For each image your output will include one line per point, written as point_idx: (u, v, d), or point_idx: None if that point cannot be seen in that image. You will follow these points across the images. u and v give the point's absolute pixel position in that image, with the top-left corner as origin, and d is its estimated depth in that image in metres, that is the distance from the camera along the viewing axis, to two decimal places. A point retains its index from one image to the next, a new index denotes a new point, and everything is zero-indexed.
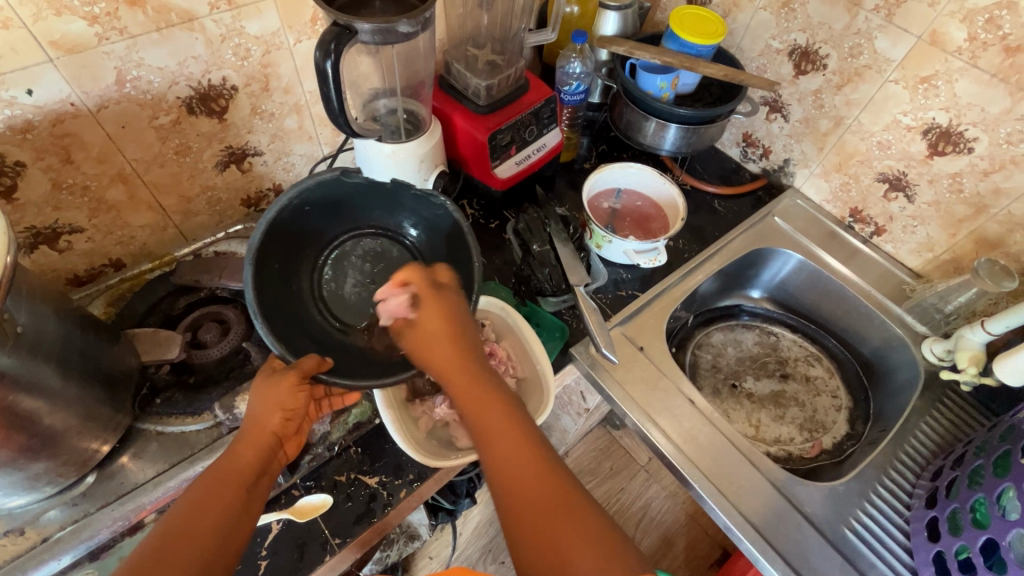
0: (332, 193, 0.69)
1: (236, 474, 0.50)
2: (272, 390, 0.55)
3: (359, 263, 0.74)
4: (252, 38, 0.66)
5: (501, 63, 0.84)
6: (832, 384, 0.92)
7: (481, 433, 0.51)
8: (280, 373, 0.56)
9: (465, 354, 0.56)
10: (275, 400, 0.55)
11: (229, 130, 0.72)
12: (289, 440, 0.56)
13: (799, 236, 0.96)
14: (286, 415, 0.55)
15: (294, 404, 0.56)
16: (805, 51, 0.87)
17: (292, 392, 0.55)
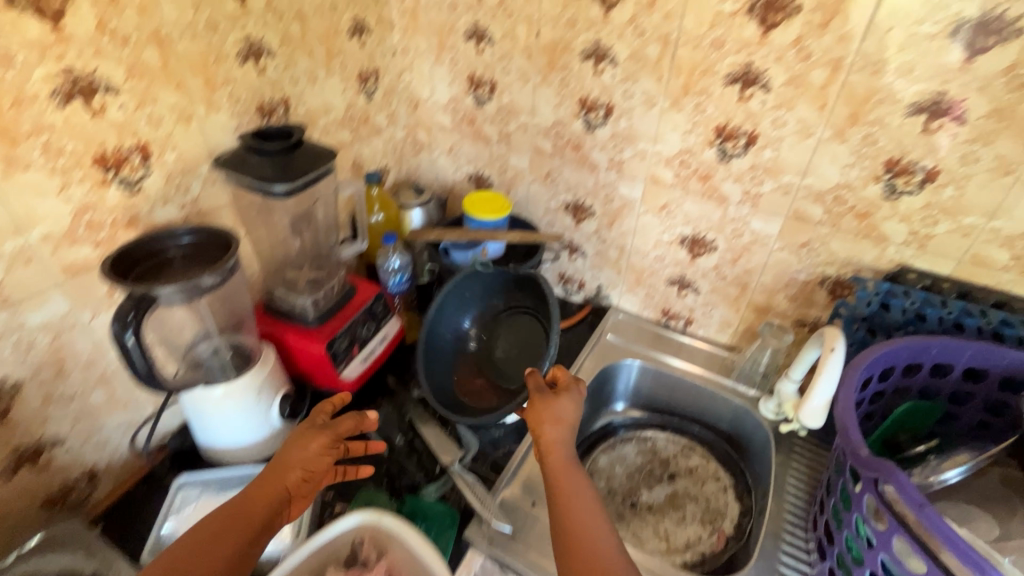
0: (481, 283, 0.99)
1: (249, 516, 0.58)
2: (303, 444, 0.64)
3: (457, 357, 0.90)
4: (37, 328, 0.62)
5: (323, 278, 0.90)
6: (712, 467, 0.98)
7: (556, 496, 0.62)
8: (319, 431, 0.66)
9: (563, 444, 0.67)
10: (305, 456, 0.64)
11: (16, 430, 0.63)
12: (298, 501, 0.63)
13: (632, 345, 1.09)
14: (306, 474, 0.63)
15: (315, 466, 0.64)
16: (576, 205, 1.08)
17: (320, 452, 0.65)
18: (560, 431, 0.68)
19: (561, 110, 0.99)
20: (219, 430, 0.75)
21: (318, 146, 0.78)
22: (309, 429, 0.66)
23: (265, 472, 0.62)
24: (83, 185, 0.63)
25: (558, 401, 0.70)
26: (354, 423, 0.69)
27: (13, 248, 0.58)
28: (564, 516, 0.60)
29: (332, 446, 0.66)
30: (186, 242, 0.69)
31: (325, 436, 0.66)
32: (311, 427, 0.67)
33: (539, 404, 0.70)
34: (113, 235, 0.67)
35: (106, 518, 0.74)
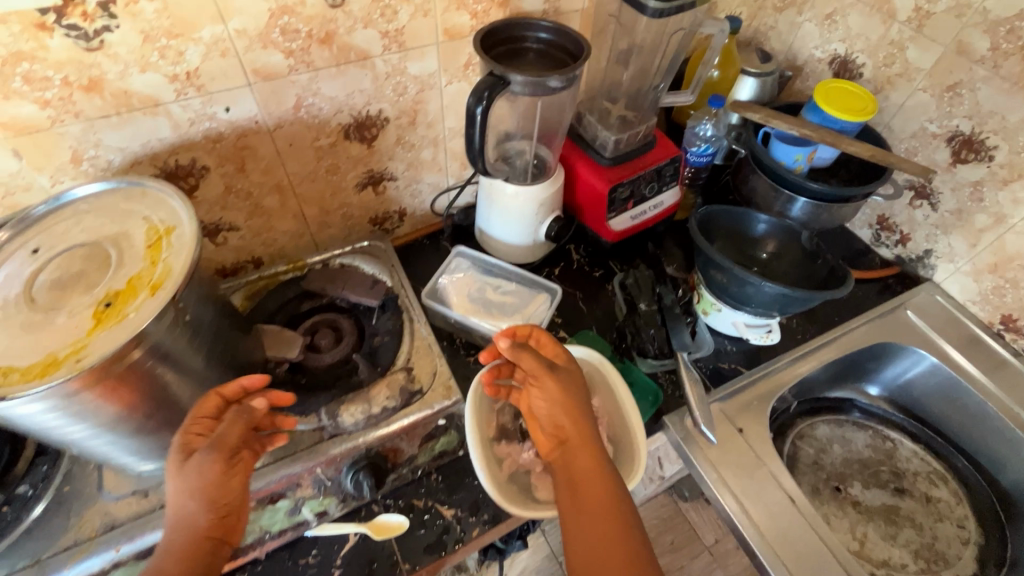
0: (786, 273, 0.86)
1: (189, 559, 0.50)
2: (198, 472, 0.50)
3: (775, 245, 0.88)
4: (411, 77, 0.72)
5: (632, 119, 0.85)
6: (959, 511, 0.80)
7: (570, 507, 0.56)
8: (208, 454, 0.51)
9: (586, 440, 0.59)
10: (200, 486, 0.50)
11: (374, 156, 0.78)
12: (230, 532, 0.53)
13: (933, 334, 0.87)
14: (222, 505, 0.52)
15: (227, 497, 0.52)
16: (969, 139, 0.80)
17: (225, 475, 0.52)
18: (575, 422, 0.60)
19: None
20: (496, 221, 0.84)
21: None
22: (194, 459, 0.50)
23: (173, 543, 0.50)
24: None
25: (570, 380, 0.62)
26: (248, 423, 0.55)
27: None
28: (580, 515, 0.54)
29: (233, 460, 0.53)
30: (544, 37, 0.69)
31: (224, 457, 0.52)
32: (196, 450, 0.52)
33: (547, 382, 0.62)
34: (487, 11, 0.70)
35: (402, 251, 0.91)
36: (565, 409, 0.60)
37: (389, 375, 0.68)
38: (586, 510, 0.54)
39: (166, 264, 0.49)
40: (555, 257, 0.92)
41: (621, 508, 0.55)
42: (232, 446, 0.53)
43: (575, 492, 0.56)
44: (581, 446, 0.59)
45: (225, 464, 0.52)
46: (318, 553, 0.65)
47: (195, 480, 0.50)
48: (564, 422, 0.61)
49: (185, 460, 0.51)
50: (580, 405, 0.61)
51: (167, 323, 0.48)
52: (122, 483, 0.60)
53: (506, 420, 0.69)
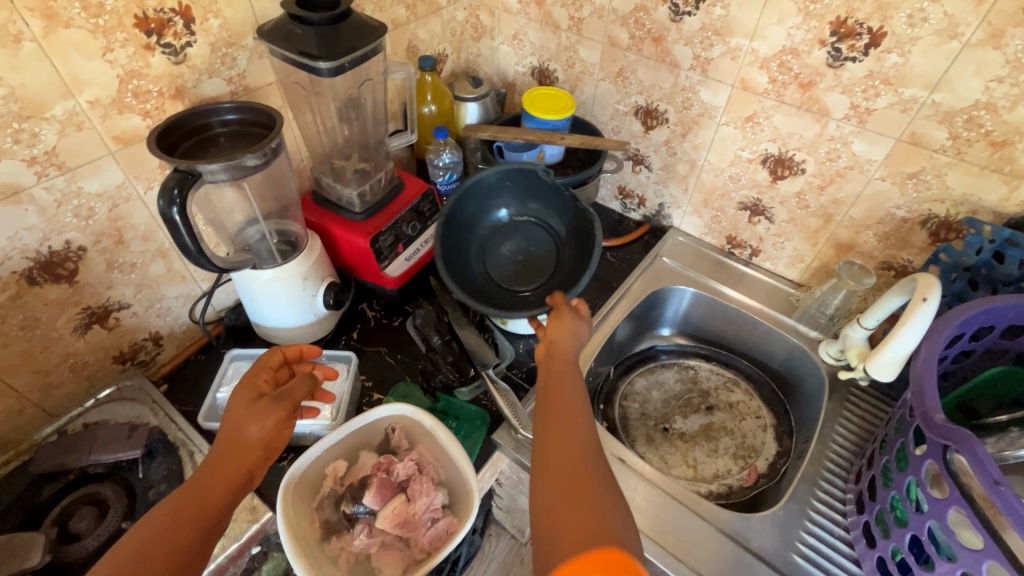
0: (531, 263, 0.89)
1: (202, 506, 0.51)
2: (256, 418, 0.56)
3: (523, 240, 0.92)
4: (94, 196, 0.63)
5: (370, 169, 0.86)
6: (754, 404, 0.94)
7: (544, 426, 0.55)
8: (271, 404, 0.57)
9: (570, 361, 0.62)
10: (238, 428, 0.56)
11: (84, 291, 0.67)
12: (259, 474, 0.57)
13: (688, 270, 1.01)
14: (265, 445, 0.57)
15: (272, 442, 0.58)
16: (648, 109, 0.96)
17: (276, 429, 0.57)
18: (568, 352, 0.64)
19: None
20: (264, 309, 0.78)
21: (369, 20, 0.71)
22: (263, 400, 0.57)
23: (216, 451, 0.55)
24: (128, 49, 0.60)
25: (581, 322, 0.67)
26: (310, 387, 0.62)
27: (63, 112, 0.58)
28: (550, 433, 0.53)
29: (290, 416, 0.59)
30: (231, 119, 0.66)
31: (283, 411, 0.58)
32: (258, 397, 0.58)
33: (562, 315, 0.67)
34: (160, 107, 0.66)
35: (170, 379, 0.80)
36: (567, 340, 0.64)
37: None
38: (553, 420, 0.54)
39: None
40: (347, 321, 0.89)
41: (589, 442, 0.52)
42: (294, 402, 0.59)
43: (546, 413, 0.56)
44: (565, 372, 0.60)
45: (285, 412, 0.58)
46: None
47: (242, 410, 0.57)
48: (561, 344, 0.64)
49: (255, 398, 0.58)
50: (574, 344, 0.65)
51: None
52: None
53: (329, 515, 0.63)
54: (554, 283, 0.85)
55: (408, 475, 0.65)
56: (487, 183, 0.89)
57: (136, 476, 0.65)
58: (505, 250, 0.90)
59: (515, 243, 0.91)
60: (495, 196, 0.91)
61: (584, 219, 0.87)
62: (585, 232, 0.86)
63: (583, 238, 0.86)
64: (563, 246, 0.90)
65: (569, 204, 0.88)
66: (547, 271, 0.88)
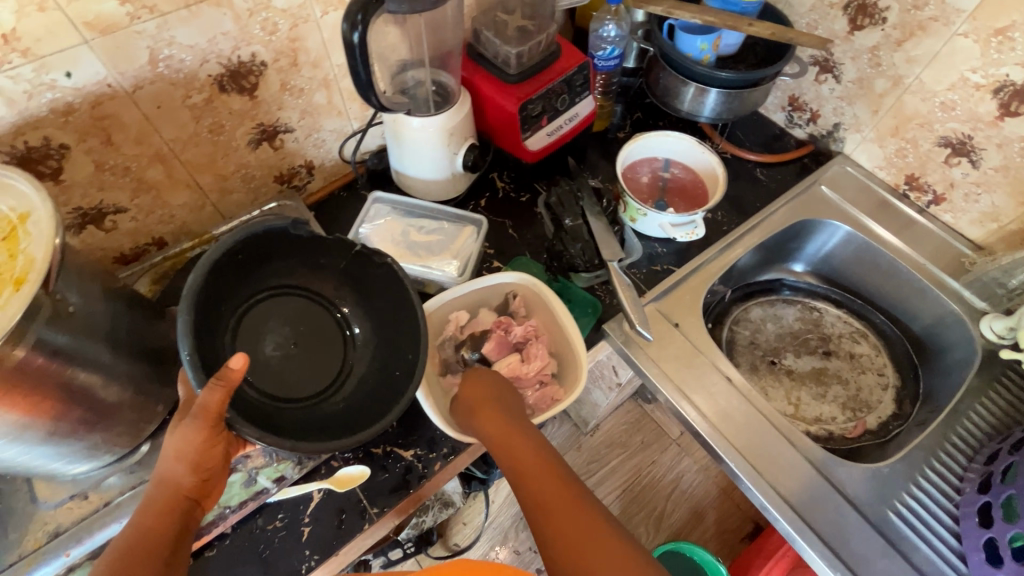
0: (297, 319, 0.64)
1: (155, 540, 0.48)
2: (185, 437, 0.50)
3: (282, 326, 0.63)
4: (279, 12, 0.65)
5: (532, 29, 0.81)
6: (879, 361, 0.88)
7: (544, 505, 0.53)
8: (190, 424, 0.49)
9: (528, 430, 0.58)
10: (182, 451, 0.50)
11: (260, 107, 0.72)
12: (204, 500, 0.54)
13: (847, 205, 0.90)
14: (197, 471, 0.52)
15: (207, 459, 0.52)
16: (863, 4, 0.80)
17: (205, 443, 0.51)
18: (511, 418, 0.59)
19: None
20: (408, 157, 0.80)
21: None
22: (183, 422, 0.50)
23: (155, 491, 0.51)
24: None
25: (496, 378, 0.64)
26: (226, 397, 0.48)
27: None
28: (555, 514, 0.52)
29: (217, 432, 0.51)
30: None
31: (204, 428, 0.49)
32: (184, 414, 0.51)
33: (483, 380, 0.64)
34: None
35: (317, 208, 0.86)
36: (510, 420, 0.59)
37: None
38: (552, 492, 0.53)
39: (28, 255, 0.44)
40: (479, 186, 0.90)
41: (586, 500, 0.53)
42: (214, 414, 0.49)
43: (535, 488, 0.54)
44: (525, 446, 0.57)
45: (226, 392, 0.48)
46: (285, 516, 0.64)
47: (181, 442, 0.50)
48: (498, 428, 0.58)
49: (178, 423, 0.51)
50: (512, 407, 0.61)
51: (48, 316, 0.45)
52: (57, 491, 0.58)
53: (448, 355, 0.70)
54: (357, 375, 0.64)
55: (525, 338, 0.69)
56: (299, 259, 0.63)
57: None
58: (265, 346, 0.61)
59: (277, 328, 0.62)
60: (271, 266, 0.61)
61: (389, 289, 0.63)
62: (393, 304, 0.63)
63: (388, 318, 0.64)
64: (342, 325, 0.66)
65: (378, 277, 0.63)
66: (307, 381, 0.62)
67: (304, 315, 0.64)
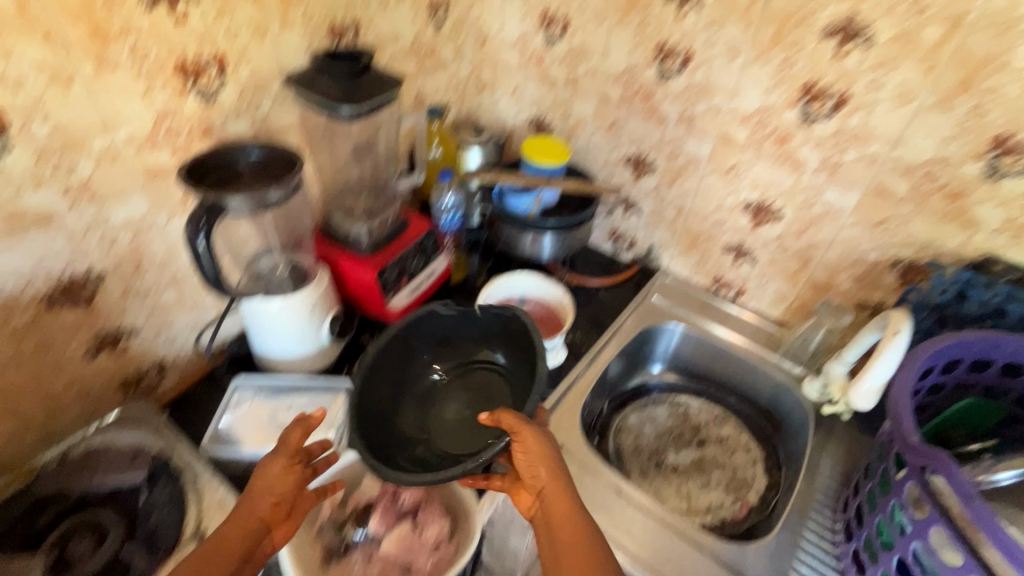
0: (473, 382, 0.81)
1: (227, 556, 0.53)
2: (267, 471, 0.59)
3: (463, 393, 0.80)
4: (119, 224, 0.67)
5: (377, 208, 0.91)
6: (743, 439, 0.97)
7: (560, 559, 0.55)
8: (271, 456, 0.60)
9: (561, 491, 0.60)
10: (264, 481, 0.58)
11: (99, 316, 0.69)
12: (280, 529, 0.58)
13: (677, 310, 1.06)
14: (280, 498, 0.58)
15: (284, 487, 0.59)
16: (637, 159, 1.04)
17: (285, 472, 0.59)
18: (545, 475, 0.62)
19: (634, 56, 0.94)
20: (271, 339, 0.80)
21: (387, 73, 0.77)
22: (269, 455, 0.60)
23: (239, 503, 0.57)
24: (165, 91, 0.65)
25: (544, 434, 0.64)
26: (301, 431, 0.62)
27: (101, 147, 0.62)
28: (564, 558, 0.55)
29: (292, 460, 0.61)
30: (254, 158, 0.71)
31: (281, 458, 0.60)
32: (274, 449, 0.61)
33: (529, 434, 0.63)
34: (189, 144, 0.70)
35: (172, 407, 0.81)
36: (546, 462, 0.62)
37: (179, 550, 0.60)
38: (570, 551, 0.55)
39: None
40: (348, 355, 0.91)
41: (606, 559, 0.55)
42: (291, 447, 0.61)
43: (556, 539, 0.57)
44: (558, 497, 0.60)
45: (302, 430, 0.63)
46: None
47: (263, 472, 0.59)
48: (538, 471, 0.62)
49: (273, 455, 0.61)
50: (556, 459, 0.63)
51: None
52: None
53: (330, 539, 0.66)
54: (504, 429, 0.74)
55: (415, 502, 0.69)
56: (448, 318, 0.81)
57: (144, 497, 0.64)
58: (447, 410, 0.79)
59: (456, 397, 0.80)
60: (422, 341, 0.81)
61: (523, 338, 0.77)
62: (524, 348, 0.77)
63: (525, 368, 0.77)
64: (497, 376, 0.81)
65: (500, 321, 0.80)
66: (467, 445, 0.74)
67: (465, 377, 0.82)
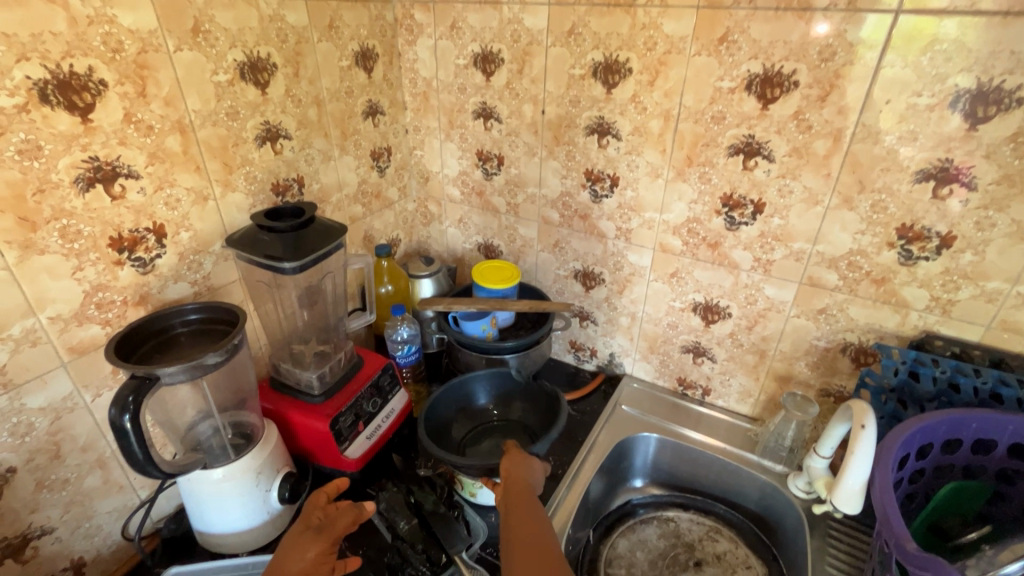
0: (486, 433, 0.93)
1: None
2: (302, 547, 0.59)
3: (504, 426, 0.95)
4: (36, 410, 0.61)
5: (329, 351, 0.88)
6: (741, 553, 0.91)
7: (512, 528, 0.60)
8: (313, 535, 0.60)
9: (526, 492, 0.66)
10: (299, 558, 0.58)
11: (2, 520, 0.60)
12: None
13: (648, 417, 1.03)
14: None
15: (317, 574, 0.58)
16: (585, 273, 1.07)
17: (318, 560, 0.59)
18: (516, 480, 0.68)
19: (567, 182, 1.01)
20: (211, 513, 0.72)
21: (331, 221, 0.79)
22: (308, 531, 0.60)
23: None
24: (98, 265, 0.64)
25: (526, 459, 0.71)
26: (351, 517, 0.64)
27: (21, 331, 0.59)
28: (515, 529, 0.60)
29: (331, 548, 0.60)
30: (192, 319, 0.69)
31: (323, 539, 0.60)
32: (305, 529, 0.61)
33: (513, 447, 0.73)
34: (122, 314, 0.68)
35: None
36: (521, 469, 0.69)
37: None
38: (522, 523, 0.60)
39: None
40: None
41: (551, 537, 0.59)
42: (334, 531, 0.62)
43: (513, 518, 0.62)
44: (522, 491, 0.66)
45: (352, 517, 0.65)
46: None
47: (290, 546, 0.59)
48: (509, 475, 0.69)
49: (302, 529, 0.61)
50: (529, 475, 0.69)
51: None
52: None
53: None
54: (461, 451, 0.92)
55: None
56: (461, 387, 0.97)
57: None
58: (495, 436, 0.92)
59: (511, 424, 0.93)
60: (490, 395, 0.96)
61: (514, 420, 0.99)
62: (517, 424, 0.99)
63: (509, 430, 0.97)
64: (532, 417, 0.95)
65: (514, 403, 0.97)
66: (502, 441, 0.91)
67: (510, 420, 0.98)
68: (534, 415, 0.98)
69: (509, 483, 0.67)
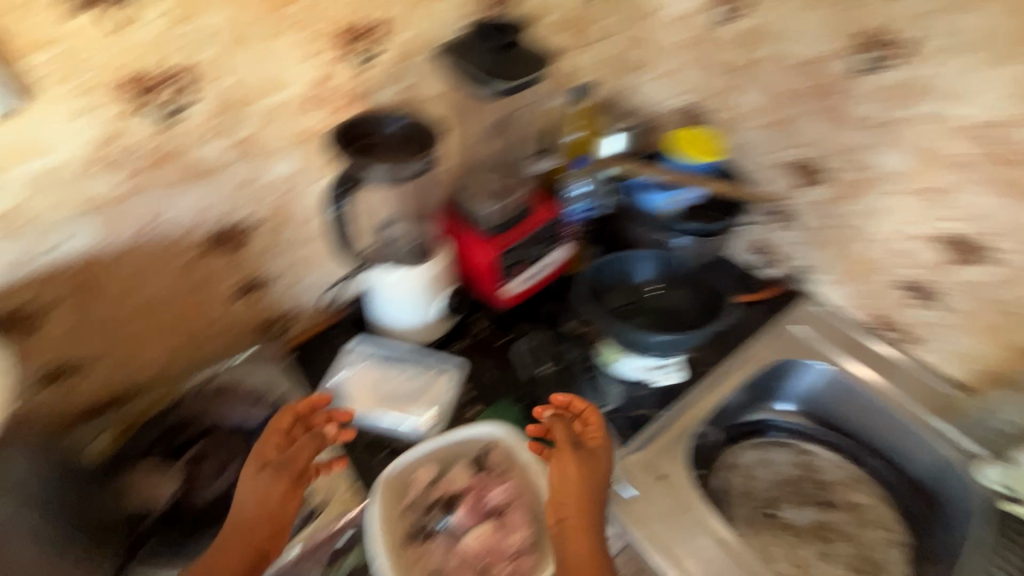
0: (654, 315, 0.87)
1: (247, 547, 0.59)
2: (266, 485, 0.63)
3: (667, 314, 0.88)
4: (271, 182, 0.71)
5: (508, 188, 0.87)
6: (882, 513, 0.83)
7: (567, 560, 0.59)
8: (271, 475, 0.63)
9: (586, 497, 0.63)
10: (263, 500, 0.62)
11: (244, 264, 0.75)
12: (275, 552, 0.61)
13: (823, 345, 0.91)
14: (270, 518, 0.62)
15: (282, 516, 0.62)
16: (806, 166, 0.88)
17: (284, 497, 0.63)
18: (574, 473, 0.64)
19: (825, 42, 0.79)
20: (388, 307, 0.81)
21: (533, 51, 0.77)
22: (266, 471, 0.63)
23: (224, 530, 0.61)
24: (326, 55, 0.67)
25: (592, 457, 0.66)
26: (313, 450, 0.67)
27: (266, 107, 0.66)
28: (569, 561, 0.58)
29: (295, 484, 0.64)
30: (396, 128, 0.71)
31: (287, 480, 0.64)
32: (262, 468, 0.64)
33: (569, 446, 0.66)
34: (340, 110, 0.72)
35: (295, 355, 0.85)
36: (580, 469, 0.64)
37: None
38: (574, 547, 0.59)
39: None
40: (453, 335, 0.89)
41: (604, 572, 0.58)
42: (299, 468, 0.65)
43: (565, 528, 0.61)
44: (581, 494, 0.63)
45: (308, 450, 0.67)
46: None
47: (264, 486, 0.63)
48: (569, 468, 0.64)
49: (258, 469, 0.64)
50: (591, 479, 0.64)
51: None
52: None
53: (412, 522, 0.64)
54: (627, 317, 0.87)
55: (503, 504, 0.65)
56: (616, 261, 0.90)
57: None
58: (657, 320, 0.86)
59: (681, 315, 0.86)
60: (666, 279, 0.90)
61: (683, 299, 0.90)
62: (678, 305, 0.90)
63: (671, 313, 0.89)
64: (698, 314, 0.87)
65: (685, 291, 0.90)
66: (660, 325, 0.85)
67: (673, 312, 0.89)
68: (692, 310, 0.88)
69: (567, 485, 0.63)
